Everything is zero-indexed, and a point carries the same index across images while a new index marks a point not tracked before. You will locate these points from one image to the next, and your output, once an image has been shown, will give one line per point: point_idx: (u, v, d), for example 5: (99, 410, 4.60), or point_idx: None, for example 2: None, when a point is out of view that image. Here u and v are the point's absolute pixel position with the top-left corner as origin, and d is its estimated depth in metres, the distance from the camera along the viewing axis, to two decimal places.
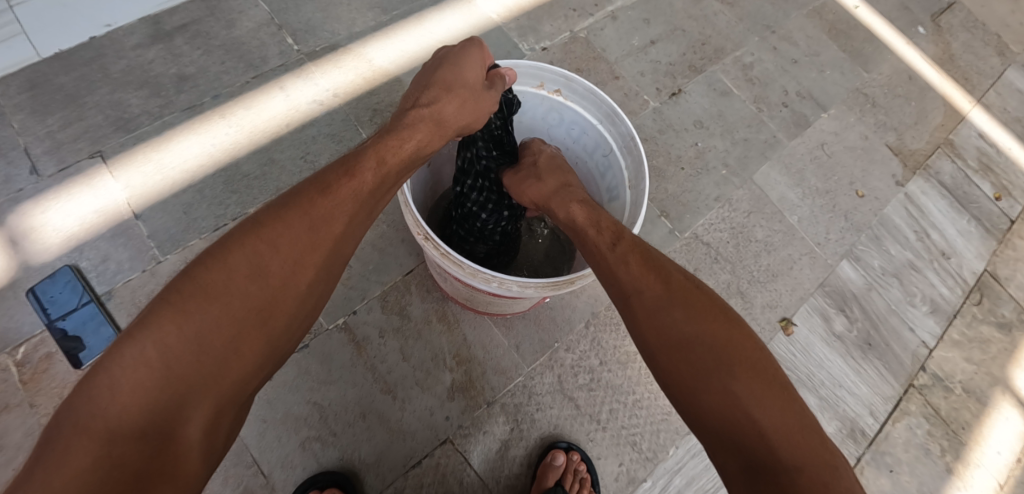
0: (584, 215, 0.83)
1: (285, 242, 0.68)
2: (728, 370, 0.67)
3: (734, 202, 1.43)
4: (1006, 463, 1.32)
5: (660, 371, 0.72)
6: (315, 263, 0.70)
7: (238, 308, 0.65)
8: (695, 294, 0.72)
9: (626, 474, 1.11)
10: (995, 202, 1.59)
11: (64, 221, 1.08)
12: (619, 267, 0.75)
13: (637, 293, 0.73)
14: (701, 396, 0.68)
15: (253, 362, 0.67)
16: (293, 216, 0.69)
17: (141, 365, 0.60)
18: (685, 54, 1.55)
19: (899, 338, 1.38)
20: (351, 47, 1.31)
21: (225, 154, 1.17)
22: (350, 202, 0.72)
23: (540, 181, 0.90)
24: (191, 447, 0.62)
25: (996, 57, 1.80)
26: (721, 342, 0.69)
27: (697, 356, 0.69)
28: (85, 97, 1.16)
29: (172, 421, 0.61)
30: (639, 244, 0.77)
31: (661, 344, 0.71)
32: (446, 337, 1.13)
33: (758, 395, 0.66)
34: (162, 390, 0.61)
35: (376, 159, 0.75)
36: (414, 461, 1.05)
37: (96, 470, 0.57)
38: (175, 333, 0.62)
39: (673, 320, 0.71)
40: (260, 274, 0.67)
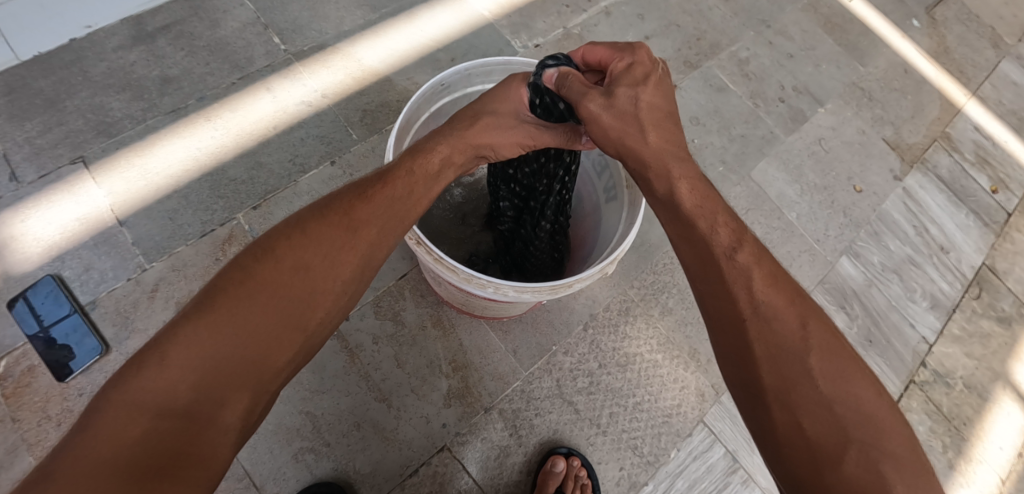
0: (698, 199, 0.66)
1: (327, 238, 0.64)
2: (871, 444, 0.56)
3: (732, 199, 1.41)
4: (1007, 458, 1.30)
5: (773, 425, 0.58)
6: (353, 256, 0.65)
7: (282, 297, 0.61)
8: (836, 340, 0.60)
9: (628, 479, 1.09)
10: (992, 196, 1.58)
11: (44, 229, 1.04)
12: (739, 283, 0.61)
13: (766, 323, 0.60)
14: (836, 472, 0.55)
15: (292, 353, 0.61)
16: (333, 215, 0.66)
17: (188, 348, 0.55)
18: (680, 50, 1.53)
19: (900, 335, 1.36)
20: (339, 46, 1.28)
21: (210, 158, 1.14)
22: (387, 208, 0.68)
23: (641, 137, 0.67)
24: (225, 430, 0.56)
25: (991, 50, 1.78)
26: (870, 409, 0.57)
27: (837, 421, 0.57)
28: (65, 101, 1.12)
29: (211, 404, 0.56)
30: (765, 259, 0.63)
31: (789, 395, 0.58)
32: (442, 343, 1.10)
33: (905, 480, 0.55)
34: (206, 373, 0.56)
35: (406, 170, 0.71)
36: (410, 470, 1.03)
37: (132, 443, 0.51)
38: (225, 316, 0.57)
39: (810, 369, 0.58)
40: (303, 269, 0.62)
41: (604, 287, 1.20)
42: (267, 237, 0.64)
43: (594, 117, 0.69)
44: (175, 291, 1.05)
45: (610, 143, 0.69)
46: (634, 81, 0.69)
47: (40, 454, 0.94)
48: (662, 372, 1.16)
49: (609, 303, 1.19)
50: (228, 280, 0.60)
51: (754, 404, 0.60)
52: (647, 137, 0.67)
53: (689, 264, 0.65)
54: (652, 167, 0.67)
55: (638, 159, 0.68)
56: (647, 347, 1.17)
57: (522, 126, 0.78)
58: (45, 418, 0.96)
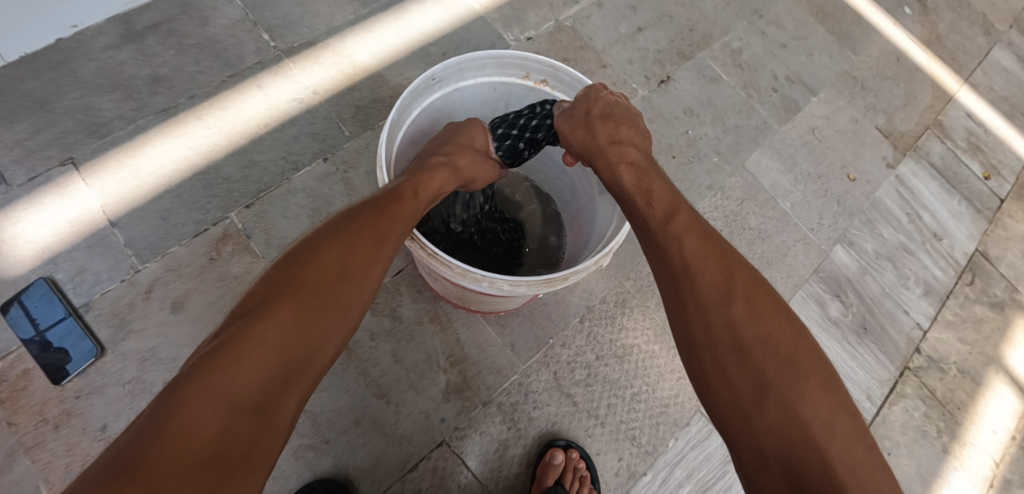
0: (636, 180, 0.81)
1: (362, 246, 0.68)
2: (792, 389, 0.64)
3: (726, 190, 1.41)
4: (1001, 441, 1.32)
5: (706, 378, 0.68)
6: (382, 264, 0.69)
7: (331, 301, 0.64)
8: (760, 295, 0.70)
9: (626, 469, 1.10)
10: (984, 182, 1.59)
11: (37, 232, 1.04)
12: (674, 244, 0.73)
13: (693, 278, 0.71)
14: (758, 414, 0.64)
15: (334, 353, 0.65)
16: (363, 225, 0.69)
17: (259, 345, 0.58)
18: (673, 41, 1.53)
19: (893, 321, 1.37)
20: (329, 42, 1.27)
21: (203, 157, 1.14)
22: (406, 223, 0.73)
23: (590, 131, 0.86)
24: (283, 428, 0.59)
25: (982, 37, 1.79)
26: (786, 352, 0.67)
27: (756, 363, 0.66)
28: (55, 102, 1.11)
29: (274, 404, 0.58)
30: (696, 226, 0.75)
31: (720, 346, 0.68)
32: (439, 338, 1.11)
33: (825, 420, 0.63)
34: (270, 372, 0.58)
35: (415, 191, 0.76)
36: (410, 465, 1.03)
37: (211, 442, 0.53)
38: (288, 319, 0.61)
39: (733, 319, 0.68)
40: (345, 275, 0.66)
41: (601, 279, 1.20)
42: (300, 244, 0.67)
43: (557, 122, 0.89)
44: (171, 291, 1.05)
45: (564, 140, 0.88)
46: (588, 96, 0.89)
47: (38, 457, 0.94)
48: (659, 363, 1.17)
49: (605, 295, 1.19)
50: (282, 284, 0.62)
51: (688, 354, 0.71)
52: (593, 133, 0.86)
53: (641, 237, 0.78)
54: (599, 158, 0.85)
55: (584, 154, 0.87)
56: (643, 339, 1.18)
57: (490, 163, 0.91)
58: (43, 420, 0.96)
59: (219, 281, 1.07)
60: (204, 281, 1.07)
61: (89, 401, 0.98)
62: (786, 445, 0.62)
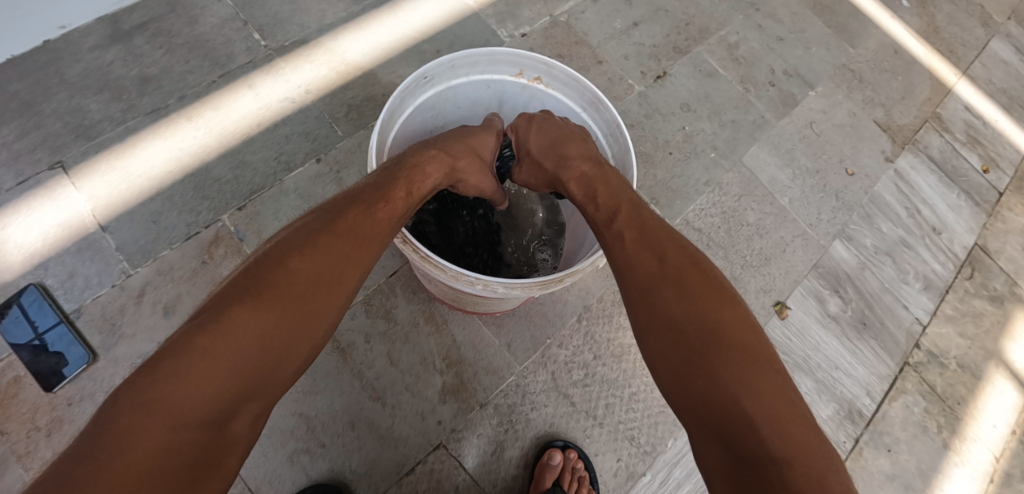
0: (585, 189, 0.83)
1: (333, 250, 0.66)
2: (716, 357, 0.64)
3: (724, 186, 1.40)
4: (1001, 436, 1.31)
5: (652, 362, 0.69)
6: (354, 272, 0.68)
7: (297, 308, 0.62)
8: (689, 270, 0.70)
9: (625, 469, 1.09)
10: (983, 175, 1.58)
11: (26, 236, 1.02)
12: (615, 243, 0.75)
13: (630, 270, 0.72)
14: (691, 386, 0.64)
15: (297, 362, 0.63)
16: (338, 230, 0.67)
17: (214, 354, 0.56)
18: (669, 36, 1.51)
19: (893, 316, 1.36)
20: (321, 40, 1.25)
21: (193, 159, 1.12)
22: (385, 225, 0.72)
23: (539, 169, 0.90)
24: (236, 441, 0.57)
25: (980, 28, 1.78)
26: (714, 325, 0.66)
27: (685, 341, 0.66)
28: (42, 104, 1.10)
29: (228, 415, 0.57)
30: (636, 217, 0.76)
31: (655, 320, 0.69)
32: (435, 339, 1.09)
33: (744, 379, 0.62)
34: (225, 383, 0.56)
35: (403, 189, 0.75)
36: (406, 468, 1.02)
37: (156, 458, 0.51)
38: (249, 328, 0.58)
39: (664, 300, 0.69)
40: (314, 281, 0.64)
41: (598, 278, 1.19)
42: (272, 245, 0.65)
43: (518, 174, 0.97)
44: (163, 295, 1.04)
45: (532, 185, 0.95)
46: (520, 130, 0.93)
47: (29, 465, 0.93)
48: None
49: (602, 294, 1.18)
50: (244, 288, 0.60)
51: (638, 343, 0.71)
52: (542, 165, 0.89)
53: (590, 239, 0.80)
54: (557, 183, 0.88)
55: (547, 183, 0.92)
56: None
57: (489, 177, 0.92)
58: (34, 428, 0.94)
59: (210, 284, 1.06)
60: (196, 285, 1.05)
61: (81, 407, 0.96)
62: (714, 411, 0.62)
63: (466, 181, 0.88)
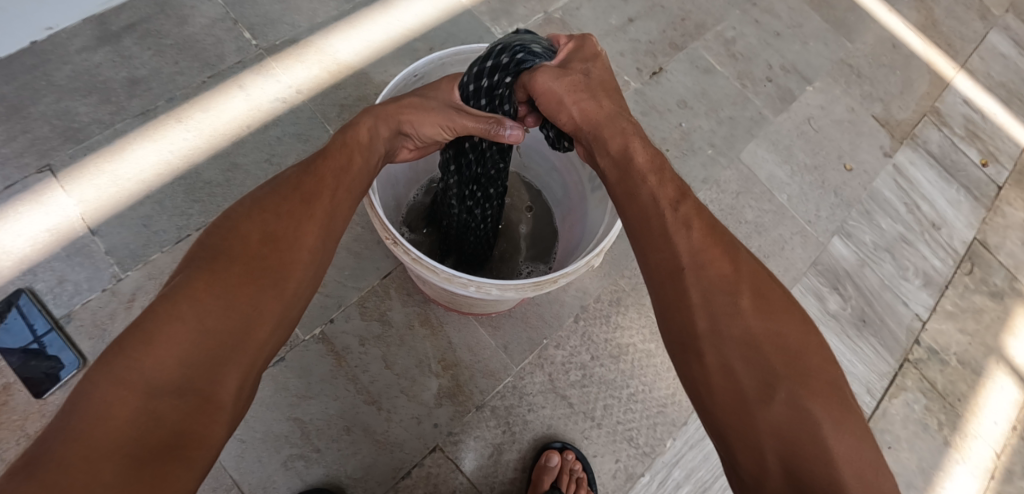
0: (650, 159, 0.71)
1: (284, 208, 0.64)
2: (798, 382, 0.57)
3: (722, 183, 1.39)
4: (1002, 432, 1.31)
5: (705, 376, 0.60)
6: (315, 225, 0.65)
7: (257, 266, 0.59)
8: (768, 287, 0.63)
9: (624, 470, 1.08)
10: (982, 169, 1.57)
11: (14, 242, 1.01)
12: (680, 232, 0.65)
13: (699, 268, 0.63)
14: (763, 410, 0.56)
15: (276, 325, 0.59)
16: (288, 193, 0.66)
17: (174, 319, 0.53)
18: (665, 32, 1.50)
19: (893, 313, 1.35)
20: (312, 40, 1.24)
21: (184, 161, 1.11)
22: (341, 181, 0.69)
23: (596, 101, 0.74)
24: (222, 408, 0.53)
25: (978, 21, 1.76)
26: (795, 346, 0.59)
27: (763, 359, 0.58)
28: (30, 107, 1.08)
29: (207, 381, 0.53)
30: (704, 213, 0.67)
31: (725, 331, 0.60)
32: (430, 341, 1.08)
33: (835, 419, 0.56)
34: (195, 346, 0.53)
35: (340, 145, 0.72)
36: (402, 472, 1.01)
37: (131, 425, 0.48)
38: (208, 291, 0.55)
39: (739, 310, 0.61)
40: (269, 238, 0.61)
41: (594, 278, 1.18)
42: (222, 217, 0.63)
43: (546, 87, 0.74)
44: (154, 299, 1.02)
45: (562, 107, 0.74)
46: (584, 58, 0.78)
47: None
48: (655, 361, 1.15)
49: (599, 294, 1.17)
50: (201, 258, 0.58)
51: (687, 354, 0.62)
52: (601, 101, 0.74)
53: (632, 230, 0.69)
54: (606, 129, 0.73)
55: (588, 120, 0.74)
56: (639, 338, 1.16)
57: (441, 108, 0.76)
58: (25, 436, 0.93)
59: None
60: None
61: None
62: (788, 442, 0.55)
63: (414, 128, 0.78)
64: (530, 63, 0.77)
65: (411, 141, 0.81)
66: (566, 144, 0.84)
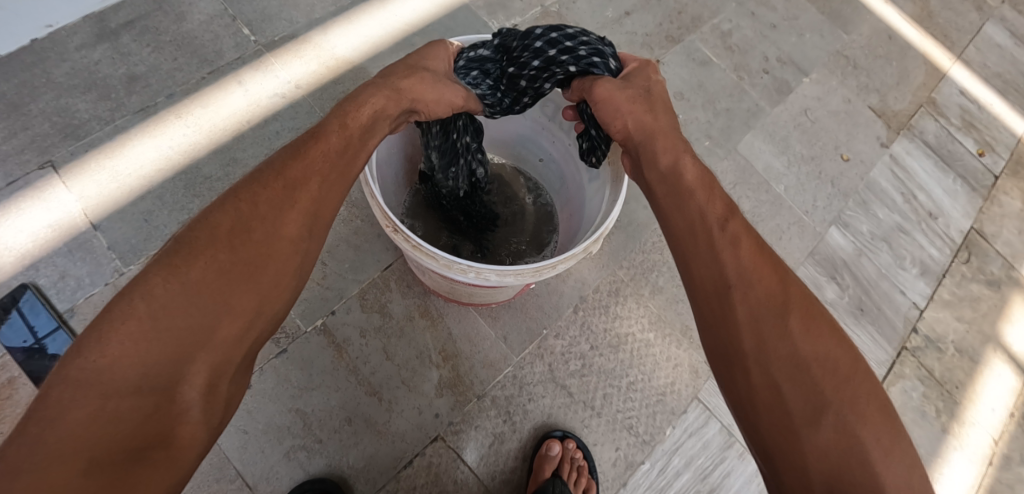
0: (699, 174, 0.68)
1: (264, 197, 0.60)
2: (846, 404, 0.55)
3: (719, 174, 1.40)
4: (999, 419, 1.32)
5: (751, 396, 0.57)
6: (299, 217, 0.61)
7: (229, 261, 0.56)
8: (818, 309, 0.60)
9: (624, 459, 1.09)
10: (979, 159, 1.58)
11: (16, 238, 1.01)
12: (728, 250, 0.62)
13: (746, 285, 0.60)
14: (811, 434, 0.54)
15: (249, 323, 0.56)
16: (269, 177, 0.61)
17: (131, 317, 0.50)
18: (661, 24, 1.50)
19: (890, 302, 1.36)
20: (309, 35, 1.24)
21: (183, 156, 1.11)
22: (327, 164, 0.64)
23: (651, 111, 0.73)
24: (188, 409, 0.51)
25: (974, 13, 1.77)
26: (846, 372, 0.57)
27: (811, 382, 0.56)
28: (29, 104, 1.09)
29: (172, 383, 0.51)
30: (753, 232, 0.64)
31: (772, 351, 0.57)
32: (430, 333, 1.09)
33: (885, 444, 0.54)
34: (158, 346, 0.51)
35: (338, 125, 0.66)
36: (404, 462, 1.02)
37: (89, 430, 0.47)
38: (170, 286, 0.52)
39: (789, 330, 0.58)
40: (243, 229, 0.58)
41: (593, 269, 1.18)
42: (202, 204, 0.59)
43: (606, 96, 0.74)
44: None
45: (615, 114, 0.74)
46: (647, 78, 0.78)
47: None
48: (654, 351, 1.15)
49: (598, 285, 1.18)
50: (168, 250, 0.55)
51: (731, 371, 0.59)
52: (656, 115, 0.73)
53: (676, 245, 0.66)
54: (659, 139, 0.71)
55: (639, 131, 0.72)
56: (638, 327, 1.16)
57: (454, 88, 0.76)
58: None
59: None
60: None
61: None
62: (833, 467, 0.53)
63: (427, 108, 0.74)
64: (597, 70, 0.77)
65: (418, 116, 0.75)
66: (592, 159, 0.85)
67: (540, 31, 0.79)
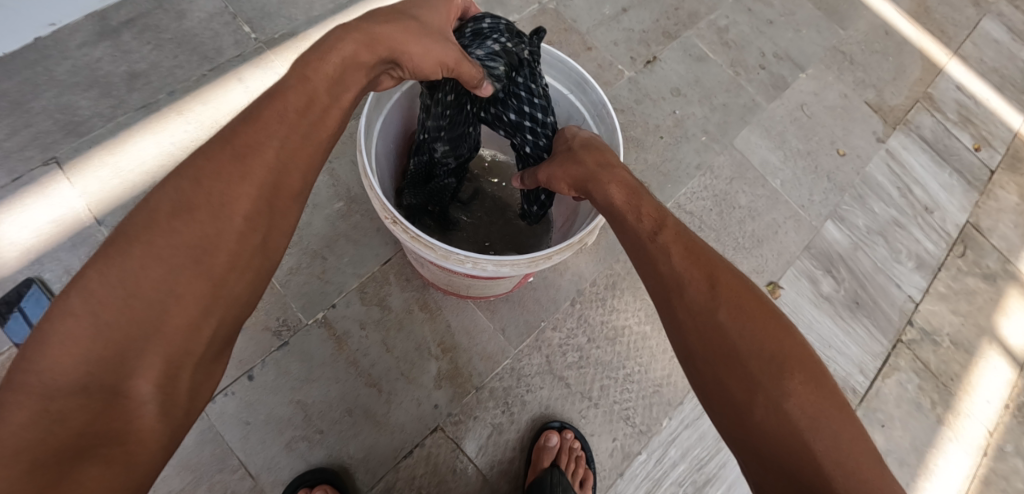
0: (626, 193, 0.73)
1: (209, 171, 0.56)
2: (779, 385, 0.59)
3: (716, 169, 1.41)
4: (994, 411, 1.33)
5: (704, 386, 0.63)
6: (249, 189, 0.57)
7: (169, 244, 0.53)
8: (746, 296, 0.64)
9: (621, 449, 1.10)
10: (975, 153, 1.59)
11: (19, 233, 1.03)
12: (660, 258, 0.68)
13: (679, 287, 0.66)
14: (749, 415, 0.59)
15: (200, 307, 0.53)
16: (216, 149, 0.57)
17: (65, 316, 0.48)
18: (658, 21, 1.51)
19: (886, 295, 1.37)
20: (309, 33, 1.26)
21: (184, 152, 1.13)
22: (280, 127, 0.60)
23: (579, 163, 0.78)
24: (139, 402, 0.50)
25: (971, 8, 1.78)
26: (776, 355, 0.60)
27: (744, 368, 0.60)
28: (31, 102, 1.10)
29: (116, 380, 0.49)
30: (684, 236, 0.69)
31: (709, 346, 0.63)
32: (429, 325, 1.10)
33: (811, 413, 0.57)
34: (97, 343, 0.49)
35: (298, 82, 0.62)
36: (404, 452, 1.03)
37: (33, 433, 0.46)
38: (105, 280, 0.50)
39: (720, 324, 0.63)
40: (185, 208, 0.54)
41: (590, 262, 1.20)
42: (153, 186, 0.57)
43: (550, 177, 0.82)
44: None
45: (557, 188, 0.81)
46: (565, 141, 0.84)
47: None
48: (650, 343, 1.17)
49: (595, 278, 1.19)
50: (106, 241, 0.52)
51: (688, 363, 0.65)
52: (584, 164, 0.78)
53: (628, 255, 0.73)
54: (591, 178, 0.76)
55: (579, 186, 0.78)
56: (635, 319, 1.18)
57: (443, 42, 0.69)
58: None
59: None
60: None
61: None
62: (773, 442, 0.57)
63: (409, 59, 0.68)
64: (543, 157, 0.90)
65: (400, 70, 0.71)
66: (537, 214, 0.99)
67: (540, 102, 0.85)
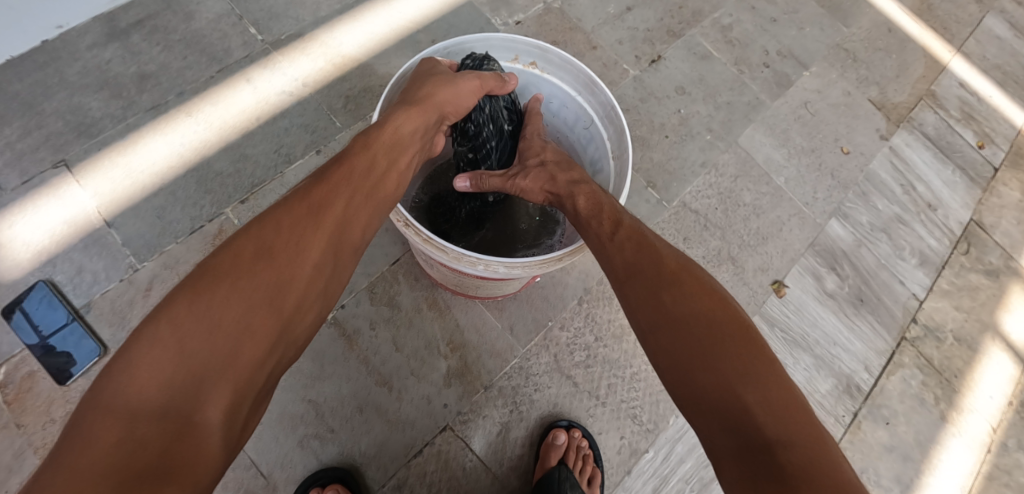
0: (588, 198, 0.81)
1: (285, 221, 0.65)
2: (721, 352, 0.65)
3: (720, 167, 1.41)
4: (998, 406, 1.34)
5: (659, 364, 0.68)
6: (319, 240, 0.66)
7: (246, 283, 0.60)
8: (689, 278, 0.71)
9: (629, 446, 1.11)
10: (978, 150, 1.59)
11: (32, 234, 1.04)
12: (618, 250, 0.75)
13: (637, 274, 0.72)
14: (698, 378, 0.64)
15: (266, 344, 0.60)
16: (294, 203, 0.67)
17: (157, 345, 0.54)
18: (662, 20, 1.52)
19: (889, 292, 1.38)
20: (316, 33, 1.26)
21: (194, 153, 1.14)
22: (347, 184, 0.70)
23: (550, 178, 0.86)
24: (210, 430, 0.55)
25: (974, 5, 1.78)
26: (717, 325, 0.67)
27: (697, 340, 0.66)
28: (42, 103, 1.11)
29: (191, 406, 0.54)
30: (639, 230, 0.77)
31: (662, 325, 0.68)
32: (438, 323, 1.11)
33: (741, 370, 0.63)
34: (180, 371, 0.55)
35: (361, 147, 0.74)
36: (414, 450, 1.04)
37: (116, 452, 0.50)
38: (191, 315, 0.57)
39: (664, 302, 0.70)
40: (264, 251, 0.63)
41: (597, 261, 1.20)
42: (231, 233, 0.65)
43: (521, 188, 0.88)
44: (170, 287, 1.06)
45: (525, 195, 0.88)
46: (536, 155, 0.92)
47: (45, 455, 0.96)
48: None
49: (602, 277, 1.20)
50: (187, 279, 0.59)
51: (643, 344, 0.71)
52: (556, 177, 0.86)
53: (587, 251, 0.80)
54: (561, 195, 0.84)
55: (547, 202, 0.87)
56: None
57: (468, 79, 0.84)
58: (50, 421, 0.97)
59: None
60: None
61: None
62: (715, 402, 0.63)
63: (453, 103, 0.82)
64: None
65: (448, 121, 0.86)
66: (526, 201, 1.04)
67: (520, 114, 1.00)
